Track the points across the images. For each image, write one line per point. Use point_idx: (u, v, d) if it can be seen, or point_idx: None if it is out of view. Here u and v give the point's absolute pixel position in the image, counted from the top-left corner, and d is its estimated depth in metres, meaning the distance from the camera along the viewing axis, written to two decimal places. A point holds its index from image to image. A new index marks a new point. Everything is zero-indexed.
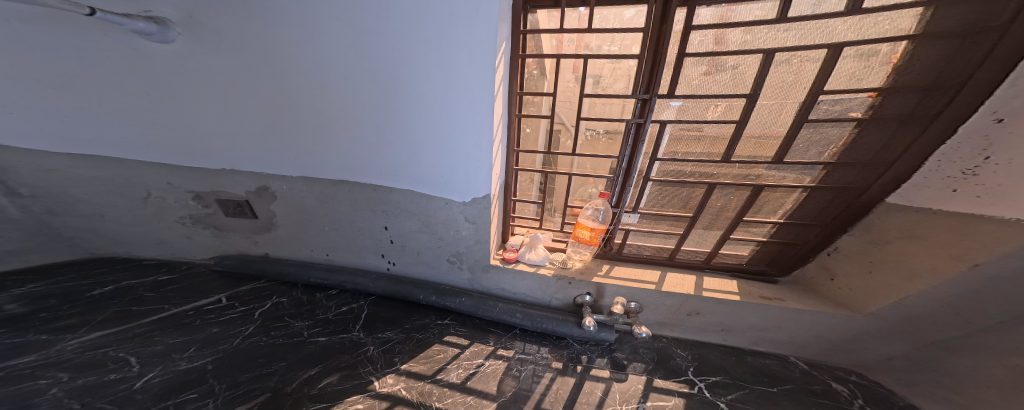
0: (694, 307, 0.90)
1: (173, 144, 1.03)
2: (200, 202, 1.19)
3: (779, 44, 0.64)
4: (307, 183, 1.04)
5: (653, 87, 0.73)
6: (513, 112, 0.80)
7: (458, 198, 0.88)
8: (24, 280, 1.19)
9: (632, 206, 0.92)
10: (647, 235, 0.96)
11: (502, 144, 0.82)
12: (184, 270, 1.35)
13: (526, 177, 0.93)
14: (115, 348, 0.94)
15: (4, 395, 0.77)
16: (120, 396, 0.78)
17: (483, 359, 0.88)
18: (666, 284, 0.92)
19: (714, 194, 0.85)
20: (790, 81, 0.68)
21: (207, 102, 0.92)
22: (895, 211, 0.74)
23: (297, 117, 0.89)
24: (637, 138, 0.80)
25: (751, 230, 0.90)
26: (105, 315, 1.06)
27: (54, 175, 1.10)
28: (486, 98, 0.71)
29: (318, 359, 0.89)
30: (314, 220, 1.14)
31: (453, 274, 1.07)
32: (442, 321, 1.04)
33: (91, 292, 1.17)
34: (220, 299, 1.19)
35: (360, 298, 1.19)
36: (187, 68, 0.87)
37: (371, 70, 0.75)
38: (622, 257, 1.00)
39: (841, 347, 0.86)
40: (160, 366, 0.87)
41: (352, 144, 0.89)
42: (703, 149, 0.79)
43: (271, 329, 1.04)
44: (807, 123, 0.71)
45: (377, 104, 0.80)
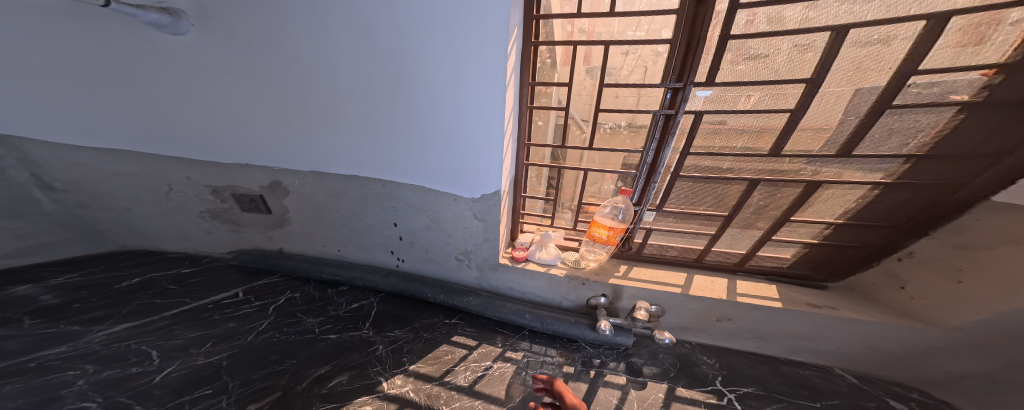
0: (723, 312, 0.87)
1: (189, 139, 1.05)
2: (217, 197, 1.20)
3: (856, 19, 0.55)
4: (318, 178, 1.03)
5: (687, 74, 0.66)
6: (527, 103, 0.75)
7: (466, 194, 0.86)
8: (57, 270, 1.23)
9: (656, 203, 0.86)
10: (669, 234, 0.91)
11: (513, 137, 0.78)
12: (206, 264, 1.39)
13: (535, 172, 0.89)
14: (137, 342, 0.96)
15: (33, 386, 0.80)
16: (139, 390, 0.79)
17: (492, 361, 0.87)
18: (694, 287, 0.88)
19: (756, 192, 0.79)
20: (870, 62, 0.58)
21: (221, 95, 0.91)
22: (999, 213, 0.63)
23: (308, 110, 0.88)
24: (665, 131, 0.74)
25: (797, 230, 0.83)
26: (130, 308, 1.10)
27: (82, 169, 1.15)
28: (498, 88, 0.67)
29: (328, 358, 0.89)
30: (326, 216, 1.14)
31: (462, 273, 1.05)
32: (451, 321, 1.03)
33: (120, 285, 1.20)
34: (238, 293, 1.21)
35: (370, 295, 1.19)
36: (197, 62, 0.86)
37: (382, 62, 0.73)
38: (642, 258, 0.96)
39: (900, 361, 0.81)
40: (178, 361, 0.89)
41: (362, 138, 0.88)
42: (740, 143, 0.73)
43: (284, 325, 1.04)
44: (889, 110, 0.62)
45: (387, 98, 0.78)
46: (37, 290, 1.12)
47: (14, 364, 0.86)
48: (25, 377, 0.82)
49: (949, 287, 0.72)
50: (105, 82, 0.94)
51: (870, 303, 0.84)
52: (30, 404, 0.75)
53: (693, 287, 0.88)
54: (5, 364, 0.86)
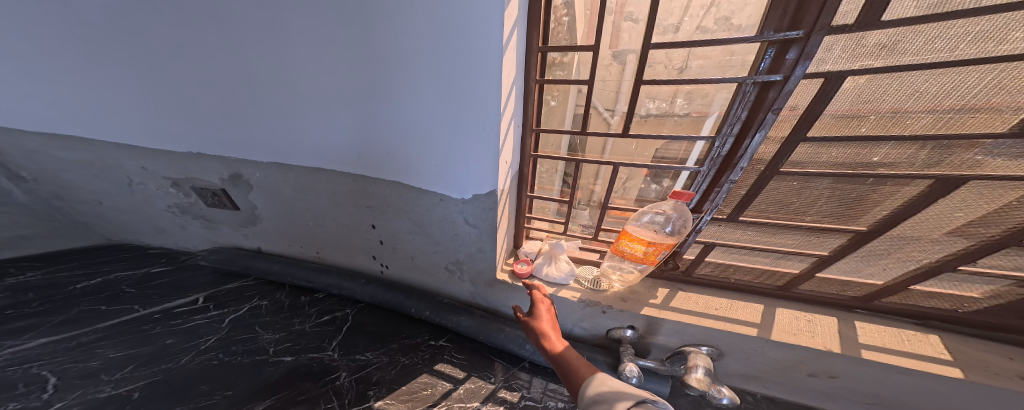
0: (824, 368, 0.63)
1: (118, 121, 0.85)
2: (179, 190, 1.00)
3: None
4: (279, 171, 0.84)
5: (813, 15, 0.40)
6: (536, 77, 0.56)
7: (456, 195, 0.68)
8: (28, 266, 1.05)
9: (727, 213, 0.64)
10: (740, 252, 0.69)
11: (514, 121, 0.58)
12: (182, 264, 1.20)
13: (547, 166, 0.70)
14: (40, 365, 0.75)
15: None
16: None
17: (481, 402, 0.69)
18: (777, 328, 0.64)
19: (964, 194, 0.48)
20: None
21: (144, 62, 0.71)
22: None
23: (254, 84, 0.69)
24: (757, 107, 0.49)
25: (1013, 261, 0.53)
26: (67, 315, 0.89)
27: (41, 158, 0.97)
28: (493, 49, 0.47)
29: (271, 392, 0.70)
30: (298, 214, 0.96)
31: (454, 285, 0.88)
32: (436, 343, 0.84)
33: (74, 286, 1.00)
34: (196, 299, 1.00)
35: (347, 305, 1.00)
36: (106, 18, 0.66)
37: (342, 14, 0.54)
38: (692, 280, 0.75)
39: None
40: (77, 393, 0.69)
41: (324, 121, 0.69)
42: (934, 120, 0.44)
43: (234, 342, 0.84)
44: None
45: (351, 66, 0.60)
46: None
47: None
48: None
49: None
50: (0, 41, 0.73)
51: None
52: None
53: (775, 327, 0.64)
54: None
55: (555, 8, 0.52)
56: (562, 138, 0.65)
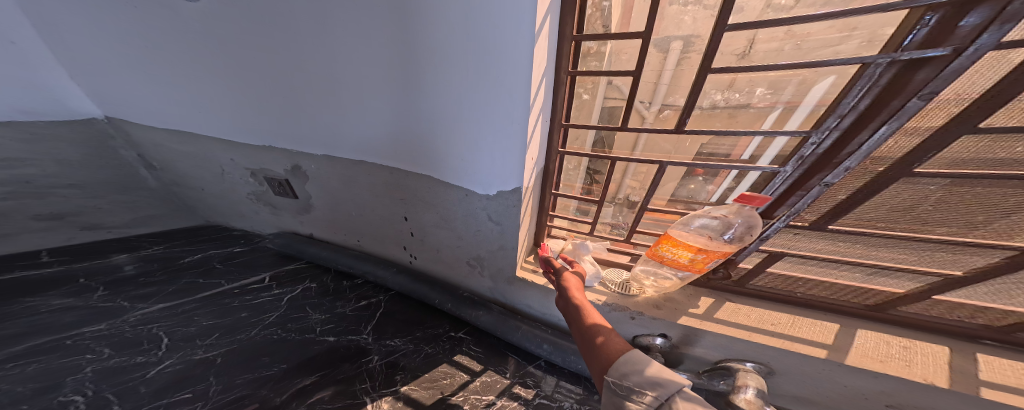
0: (909, 401, 0.52)
1: (198, 119, 0.96)
2: (255, 179, 1.12)
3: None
4: (326, 164, 0.90)
5: None
6: (567, 68, 0.52)
7: (480, 191, 0.67)
8: (151, 240, 1.24)
9: (810, 221, 0.54)
10: (820, 264, 0.59)
11: (542, 113, 0.55)
12: (253, 244, 1.35)
13: (572, 162, 0.66)
14: (156, 326, 0.89)
15: (46, 370, 0.73)
16: (129, 385, 0.71)
17: (495, 396, 0.70)
18: (858, 350, 0.53)
19: None
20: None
21: (213, 61, 0.76)
22: None
23: (301, 78, 0.70)
24: (896, 90, 0.38)
25: None
26: (177, 286, 1.05)
27: (162, 149, 1.12)
28: (524, 38, 0.44)
29: (316, 369, 0.76)
30: (342, 205, 1.04)
31: (474, 280, 0.90)
32: (456, 335, 0.87)
33: (183, 260, 1.17)
34: (262, 278, 1.13)
35: (380, 292, 1.07)
36: (180, 24, 0.72)
37: (377, 12, 0.54)
38: (745, 291, 0.66)
39: None
40: (179, 353, 0.81)
41: (360, 118, 0.72)
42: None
43: (289, 320, 0.93)
44: None
45: (386, 64, 0.60)
46: (126, 260, 1.11)
47: (49, 340, 0.80)
48: (51, 357, 0.77)
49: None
50: (106, 41, 0.82)
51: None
52: (32, 391, 0.68)
53: (856, 351, 0.53)
54: (43, 339, 0.81)
55: None
56: (588, 132, 0.61)
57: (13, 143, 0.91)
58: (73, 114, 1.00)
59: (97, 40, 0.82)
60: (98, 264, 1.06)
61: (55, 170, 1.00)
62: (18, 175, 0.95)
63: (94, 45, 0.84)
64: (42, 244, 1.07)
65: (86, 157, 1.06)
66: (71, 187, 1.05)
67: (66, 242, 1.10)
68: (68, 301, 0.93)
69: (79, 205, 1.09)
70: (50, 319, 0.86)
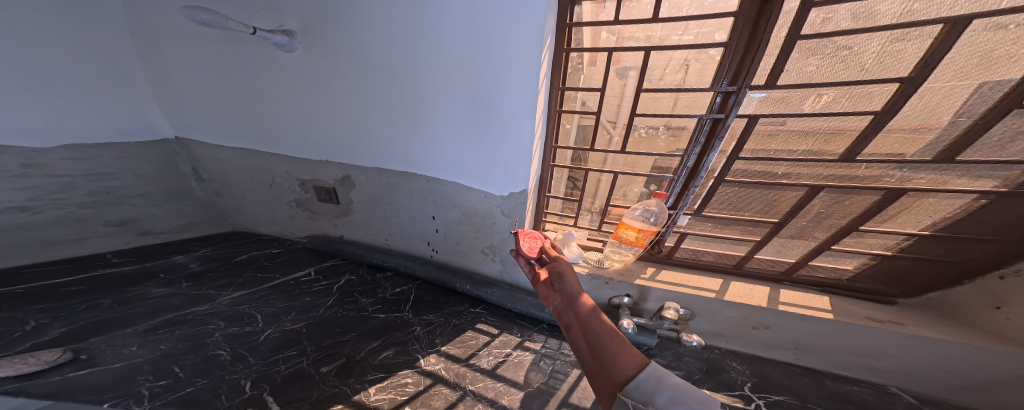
0: (764, 320, 0.72)
1: (242, 141, 1.09)
2: (302, 189, 1.15)
3: (982, 6, 0.41)
4: (362, 174, 1.04)
5: (743, 77, 0.55)
6: (557, 108, 0.71)
7: (496, 191, 0.86)
8: (197, 243, 1.19)
9: (695, 208, 0.75)
10: (705, 240, 0.79)
11: (541, 140, 0.74)
12: (290, 245, 1.29)
13: (558, 174, 0.83)
14: (246, 306, 0.91)
15: (179, 336, 0.78)
16: (248, 346, 0.77)
17: (511, 349, 0.83)
18: (730, 293, 0.75)
19: (817, 198, 0.65)
20: (993, 53, 0.44)
21: (291, 96, 0.94)
22: None
23: (365, 107, 0.88)
24: (712, 134, 0.63)
25: (866, 241, 0.67)
26: (245, 277, 1.04)
27: (223, 165, 1.15)
28: (530, 93, 0.65)
29: (377, 337, 0.82)
30: (378, 209, 1.10)
31: (485, 265, 1.04)
32: (475, 309, 0.98)
33: (237, 258, 1.15)
34: (310, 271, 1.12)
35: (409, 281, 1.11)
36: (259, 73, 0.92)
37: (417, 68, 0.75)
38: (672, 262, 0.84)
39: (978, 387, 0.63)
40: (274, 325, 0.85)
41: (396, 142, 0.92)
42: (807, 144, 0.59)
43: (346, 302, 0.97)
44: (1016, 111, 0.47)
45: (422, 102, 0.80)
46: (187, 259, 1.08)
47: (174, 315, 0.84)
48: (183, 326, 0.81)
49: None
50: (198, 80, 0.98)
51: (955, 323, 0.66)
52: (186, 348, 0.75)
53: (729, 295, 0.74)
54: (170, 315, 0.85)
55: (573, 58, 0.65)
56: (567, 151, 0.78)
57: (106, 159, 0.95)
58: (153, 134, 1.06)
59: (190, 78, 0.98)
60: (165, 262, 1.04)
61: (132, 181, 1.01)
62: (103, 187, 0.95)
63: (172, 86, 1.00)
64: (105, 247, 1.00)
65: (153, 170, 1.07)
66: (140, 197, 1.04)
67: (123, 247, 1.04)
68: (168, 289, 0.93)
69: (141, 212, 1.05)
70: (163, 301, 0.89)
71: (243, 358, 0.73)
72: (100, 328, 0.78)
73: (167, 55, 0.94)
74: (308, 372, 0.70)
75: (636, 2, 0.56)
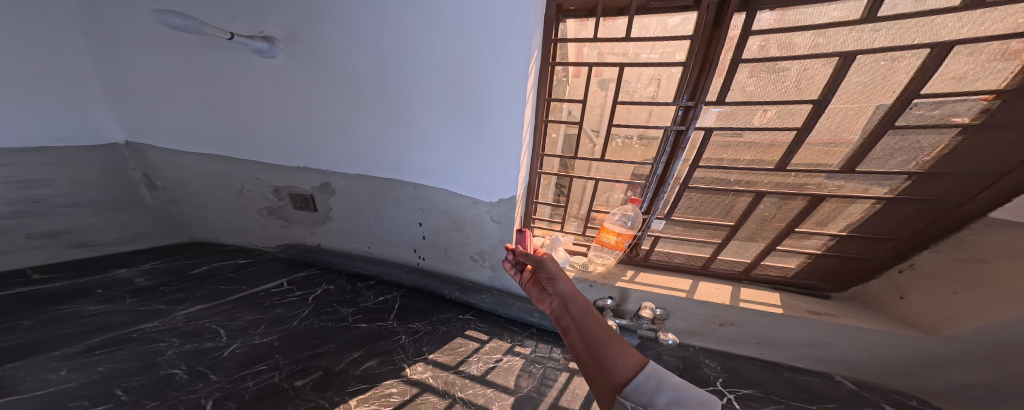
0: (728, 317, 0.77)
1: (214, 145, 1.04)
2: (276, 196, 1.12)
3: (863, 45, 0.51)
4: (345, 181, 1.01)
5: (699, 92, 0.61)
6: (545, 118, 0.74)
7: (485, 198, 0.86)
8: (145, 256, 1.09)
9: (665, 212, 0.79)
10: (676, 242, 0.83)
11: (529, 149, 0.77)
12: (258, 255, 1.24)
13: (546, 181, 0.85)
14: (206, 321, 0.84)
15: (127, 356, 0.71)
16: (208, 363, 0.72)
17: (502, 354, 0.82)
18: (699, 292, 0.80)
19: (762, 203, 0.71)
20: (875, 82, 0.53)
21: (272, 100, 0.91)
22: (998, 228, 0.56)
23: (352, 112, 0.87)
24: (676, 145, 0.68)
25: (802, 241, 0.74)
26: (204, 291, 0.97)
27: (182, 171, 1.08)
28: (519, 103, 0.68)
29: (358, 347, 0.80)
30: (362, 216, 1.07)
31: (474, 272, 1.02)
32: (464, 316, 0.96)
33: (194, 271, 1.07)
34: (283, 283, 1.07)
35: (394, 289, 1.07)
36: (236, 77, 0.89)
37: (403, 77, 0.76)
38: (649, 265, 0.88)
39: (903, 369, 0.70)
40: (240, 339, 0.80)
41: (379, 149, 0.91)
42: (751, 154, 0.66)
43: (323, 313, 0.93)
44: (891, 130, 0.56)
45: (407, 110, 0.81)
46: (132, 273, 0.99)
47: (116, 335, 0.76)
48: (129, 345, 0.74)
49: (945, 298, 0.64)
50: (168, 83, 0.93)
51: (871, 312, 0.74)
52: (131, 369, 0.68)
53: (697, 294, 0.79)
54: (111, 334, 0.77)
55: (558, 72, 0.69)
56: (553, 158, 0.81)
57: (35, 165, 0.84)
58: (98, 139, 0.96)
59: (156, 80, 0.92)
60: (104, 278, 0.94)
61: (67, 189, 0.90)
62: (29, 195, 0.84)
63: (134, 87, 0.94)
64: (28, 262, 0.90)
65: (96, 176, 0.96)
66: (75, 206, 0.92)
67: (46, 262, 0.93)
68: (106, 307, 0.85)
69: (74, 223, 0.94)
70: (102, 319, 0.80)
71: (203, 376, 0.68)
72: (22, 352, 0.68)
73: (128, 55, 0.88)
74: (280, 386, 0.67)
75: (610, 21, 0.61)
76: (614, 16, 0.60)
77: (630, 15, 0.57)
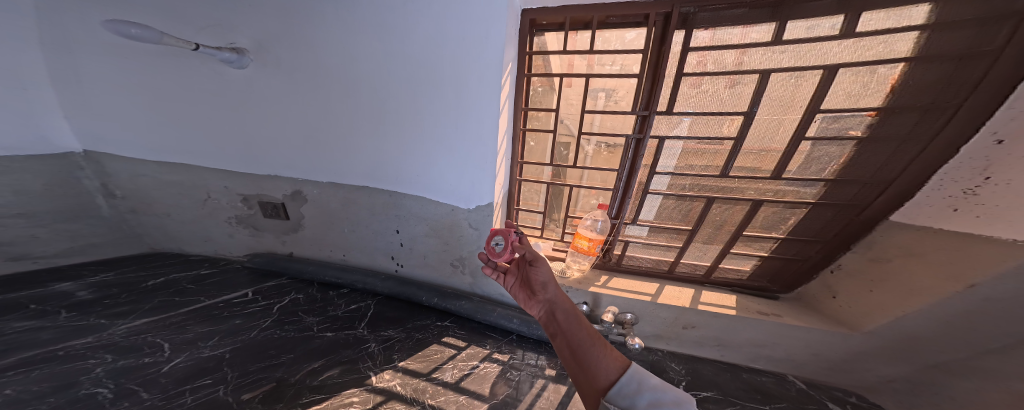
0: (690, 320, 0.80)
1: (171, 148, 0.97)
2: (245, 205, 1.05)
3: (777, 64, 0.58)
4: (317, 188, 0.97)
5: (652, 103, 0.66)
6: (521, 126, 0.77)
7: (463, 206, 0.85)
8: (95, 268, 0.99)
9: (630, 217, 0.83)
10: (644, 247, 0.87)
11: (506, 155, 0.78)
12: (224, 266, 1.14)
13: (530, 188, 0.87)
14: (152, 335, 0.77)
15: (49, 376, 0.63)
16: (146, 379, 0.65)
17: (478, 361, 0.79)
18: (664, 296, 0.83)
19: (714, 208, 0.76)
20: (788, 96, 0.60)
21: (237, 108, 0.88)
22: (897, 229, 0.64)
23: (324, 114, 0.84)
24: (637, 152, 0.73)
25: (752, 244, 0.79)
26: (154, 303, 0.89)
27: (143, 180, 1.03)
28: (492, 112, 0.70)
29: (319, 356, 0.75)
30: (333, 226, 1.03)
31: (455, 278, 0.99)
32: (442, 323, 0.93)
33: (148, 283, 0.97)
34: (247, 293, 0.99)
35: (368, 297, 1.02)
36: (195, 77, 0.85)
37: (376, 81, 0.75)
38: (621, 269, 0.91)
39: (840, 367, 0.74)
40: (188, 352, 0.74)
41: (353, 153, 0.88)
42: (703, 161, 0.71)
43: (285, 323, 0.87)
44: (805, 141, 0.63)
45: (383, 115, 0.80)
46: (76, 286, 0.90)
47: (38, 353, 0.68)
48: (52, 364, 0.66)
49: (863, 295, 0.70)
50: (131, 91, 0.89)
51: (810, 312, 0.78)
52: (47, 390, 0.60)
53: (662, 297, 0.82)
54: (34, 352, 0.68)
55: (532, 83, 0.73)
56: (543, 167, 0.83)
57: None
58: (52, 148, 0.90)
59: (119, 89, 0.88)
60: (40, 292, 0.85)
61: (10, 199, 0.82)
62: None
63: (82, 86, 0.87)
64: None
65: (45, 187, 0.89)
66: (19, 216, 0.85)
67: None
68: (34, 323, 0.76)
69: (17, 234, 0.86)
70: (26, 337, 0.71)
71: (132, 394, 0.61)
72: None
73: (77, 52, 0.83)
74: (223, 400, 0.62)
75: (577, 34, 0.66)
76: (581, 29, 0.65)
77: (592, 31, 0.63)
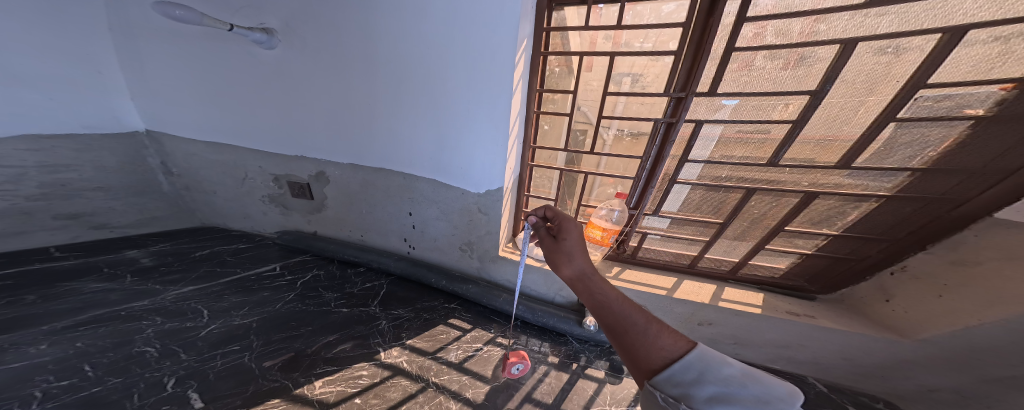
0: (706, 317, 0.77)
1: (204, 128, 1.01)
2: (276, 185, 1.09)
3: (870, 31, 0.47)
4: (338, 169, 0.98)
5: (691, 84, 0.59)
6: (534, 109, 0.72)
7: (472, 190, 0.84)
8: (156, 238, 1.08)
9: (651, 209, 0.78)
10: (666, 241, 0.82)
11: (518, 139, 0.75)
12: (259, 241, 1.20)
13: (542, 174, 0.83)
14: (195, 301, 0.83)
15: (110, 333, 0.70)
16: (186, 342, 0.71)
17: (482, 344, 0.80)
18: (681, 291, 0.78)
19: (753, 200, 0.69)
20: (879, 74, 0.49)
21: (270, 89, 0.89)
22: (1003, 229, 0.51)
23: (344, 95, 0.83)
24: (665, 138, 0.66)
25: (794, 241, 0.72)
26: (200, 272, 0.95)
27: (192, 160, 1.08)
28: (505, 94, 0.66)
29: (333, 331, 0.78)
30: (354, 205, 1.04)
31: (463, 262, 0.99)
32: (449, 305, 0.94)
33: (196, 253, 1.05)
34: (276, 267, 1.04)
35: (381, 276, 1.05)
36: (227, 56, 0.86)
37: (396, 62, 0.73)
38: (636, 261, 0.87)
39: (874, 373, 0.69)
40: (222, 319, 0.79)
41: (372, 136, 0.87)
42: (740, 150, 0.64)
43: (306, 297, 0.91)
44: (894, 123, 0.52)
45: (402, 98, 0.78)
46: (140, 254, 0.99)
47: (105, 312, 0.76)
48: (115, 322, 0.73)
49: (931, 301, 0.61)
50: (180, 74, 0.91)
51: (854, 315, 0.71)
52: (109, 345, 0.67)
53: (679, 292, 0.78)
54: (102, 311, 0.76)
55: (549, 62, 0.68)
56: (557, 153, 0.78)
57: (64, 151, 0.86)
58: (121, 127, 0.97)
59: (169, 71, 0.92)
60: (112, 258, 0.94)
61: (91, 174, 0.92)
62: (58, 179, 0.86)
63: (133, 66, 0.92)
64: (49, 241, 0.92)
65: (118, 163, 0.97)
66: (97, 190, 0.94)
67: (69, 242, 0.95)
68: (106, 285, 0.84)
69: (96, 206, 0.95)
70: (97, 297, 0.80)
71: (173, 354, 0.67)
72: (7, 326, 0.68)
73: (128, 33, 0.87)
74: (247, 366, 0.66)
75: (604, 8, 0.59)
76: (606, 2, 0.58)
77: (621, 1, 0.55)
